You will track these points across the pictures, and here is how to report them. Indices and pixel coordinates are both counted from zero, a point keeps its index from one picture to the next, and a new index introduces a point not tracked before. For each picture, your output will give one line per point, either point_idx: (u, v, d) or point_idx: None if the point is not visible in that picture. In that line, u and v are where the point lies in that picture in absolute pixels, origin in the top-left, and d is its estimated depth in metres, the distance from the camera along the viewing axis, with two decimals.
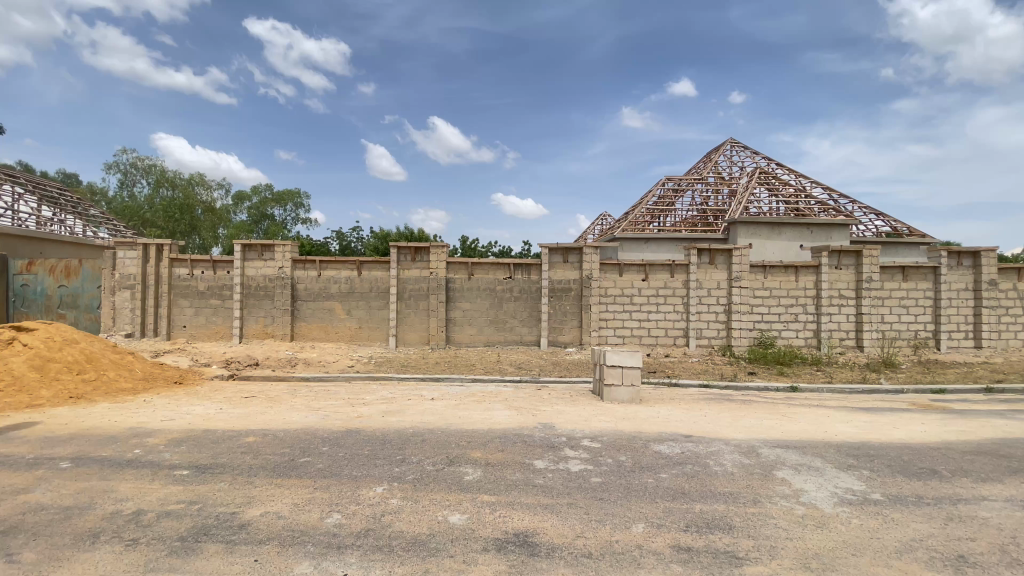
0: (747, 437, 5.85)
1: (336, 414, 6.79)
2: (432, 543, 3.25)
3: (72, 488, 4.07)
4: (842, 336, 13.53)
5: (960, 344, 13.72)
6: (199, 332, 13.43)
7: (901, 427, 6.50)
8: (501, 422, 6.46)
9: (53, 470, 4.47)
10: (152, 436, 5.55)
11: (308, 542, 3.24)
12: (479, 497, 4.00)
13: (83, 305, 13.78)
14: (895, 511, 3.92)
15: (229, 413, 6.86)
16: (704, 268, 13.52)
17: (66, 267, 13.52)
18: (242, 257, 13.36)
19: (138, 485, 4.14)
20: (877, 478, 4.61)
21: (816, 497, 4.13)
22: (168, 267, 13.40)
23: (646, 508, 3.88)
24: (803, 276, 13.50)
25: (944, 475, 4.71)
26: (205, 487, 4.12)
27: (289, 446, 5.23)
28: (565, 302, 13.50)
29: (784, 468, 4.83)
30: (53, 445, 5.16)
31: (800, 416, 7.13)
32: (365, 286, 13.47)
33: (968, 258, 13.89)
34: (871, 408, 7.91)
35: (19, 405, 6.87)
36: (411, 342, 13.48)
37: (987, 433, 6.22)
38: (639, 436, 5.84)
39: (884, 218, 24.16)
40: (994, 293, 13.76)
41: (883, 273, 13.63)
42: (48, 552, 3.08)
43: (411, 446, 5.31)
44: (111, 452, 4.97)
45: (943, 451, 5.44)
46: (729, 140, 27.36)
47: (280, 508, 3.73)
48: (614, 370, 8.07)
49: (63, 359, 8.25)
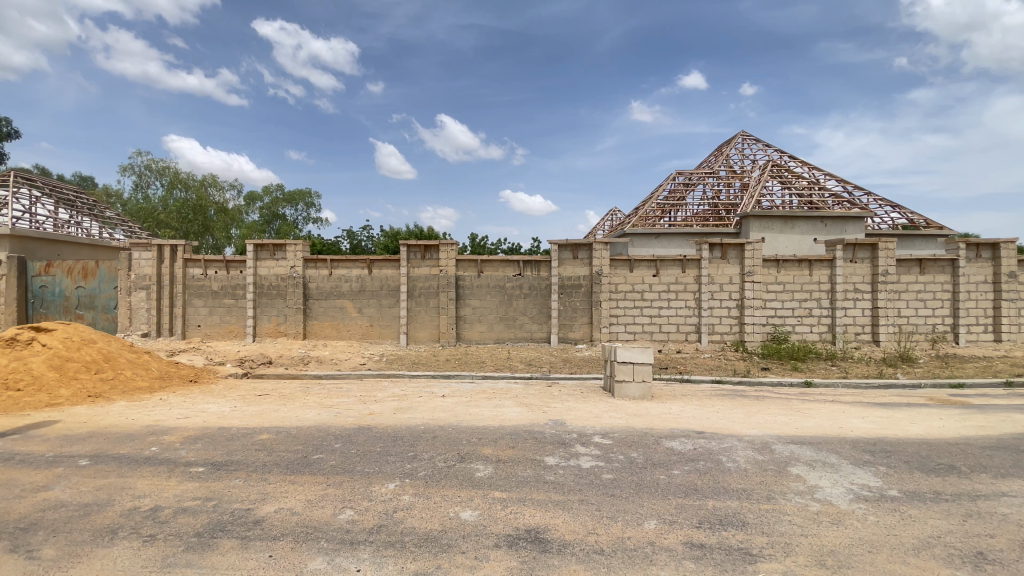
0: (761, 433, 5.79)
1: (348, 412, 6.86)
2: (444, 539, 3.27)
3: (90, 485, 4.15)
4: (857, 331, 13.31)
5: (979, 337, 13.44)
6: (213, 331, 13.61)
7: (917, 423, 6.36)
8: (510, 419, 6.44)
9: (71, 468, 4.55)
10: (168, 433, 5.64)
11: (322, 538, 3.26)
12: (491, 494, 4.01)
13: (100, 305, 13.96)
14: (912, 508, 3.84)
15: (242, 411, 6.92)
16: (715, 264, 13.37)
17: (83, 267, 13.87)
18: (254, 257, 13.48)
19: (156, 481, 4.22)
20: (894, 475, 4.52)
21: (831, 493, 4.08)
22: (182, 267, 13.57)
23: (658, 505, 3.86)
24: (817, 270, 13.30)
25: (963, 472, 4.59)
26: (219, 484, 4.17)
27: (303, 444, 5.28)
28: (576, 298, 13.47)
29: (798, 464, 4.77)
30: (72, 444, 5.26)
31: (814, 411, 7.05)
32: (376, 285, 13.55)
33: (987, 250, 13.59)
34: (888, 403, 7.75)
35: (39, 404, 7.01)
36: (422, 340, 13.53)
37: (1007, 428, 6.05)
38: (651, 433, 5.77)
39: (901, 210, 23.70)
40: (1014, 285, 13.46)
41: (899, 267, 13.38)
42: (68, 548, 3.14)
43: (421, 442, 5.33)
44: (127, 450, 5.05)
45: (962, 446, 5.33)
46: (740, 133, 27.01)
47: (294, 505, 3.76)
48: (624, 367, 8.01)
49: (81, 359, 8.39)
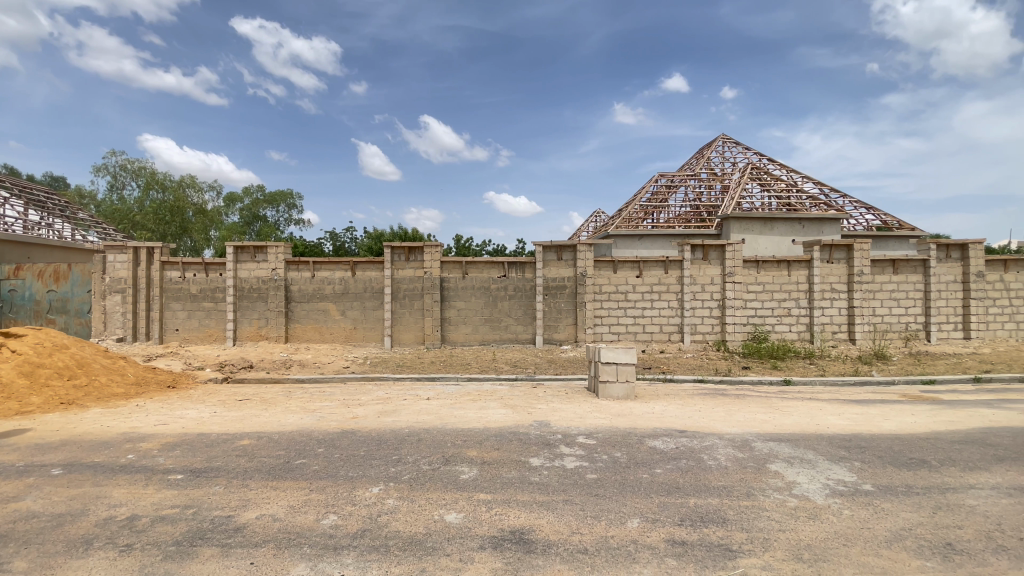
0: (741, 432, 5.89)
1: (331, 416, 6.79)
2: (428, 542, 3.26)
3: (64, 495, 4.04)
4: (835, 329, 13.64)
5: (949, 335, 13.88)
6: (192, 335, 13.33)
7: (890, 419, 6.56)
8: (495, 420, 6.46)
9: (44, 478, 4.43)
10: (145, 441, 5.52)
11: (305, 544, 3.24)
12: (476, 495, 4.02)
13: (72, 309, 13.52)
14: (885, 501, 3.96)
15: (222, 416, 6.83)
16: (697, 264, 13.57)
17: (56, 271, 13.45)
18: (234, 259, 13.26)
19: (132, 490, 4.13)
20: (869, 470, 4.65)
21: (808, 489, 4.17)
22: (160, 270, 13.26)
23: (642, 503, 3.91)
24: (795, 270, 13.59)
25: (934, 466, 4.75)
26: (199, 491, 4.10)
27: (285, 448, 5.22)
28: (560, 300, 13.54)
29: (777, 461, 4.88)
30: (44, 452, 5.12)
31: (793, 409, 7.22)
32: (360, 287, 13.43)
33: (956, 250, 14.05)
34: (863, 400, 7.98)
35: (8, 412, 6.79)
36: (407, 342, 13.47)
37: (976, 423, 6.28)
38: (634, 433, 5.85)
39: (875, 211, 24.32)
40: (983, 285, 13.92)
41: (873, 267, 13.76)
42: (41, 560, 3.06)
43: (406, 445, 5.32)
44: (103, 459, 4.92)
45: (932, 441, 5.52)
46: (721, 136, 27.38)
47: (276, 510, 3.73)
48: (609, 367, 8.08)
49: (53, 365, 8.15)
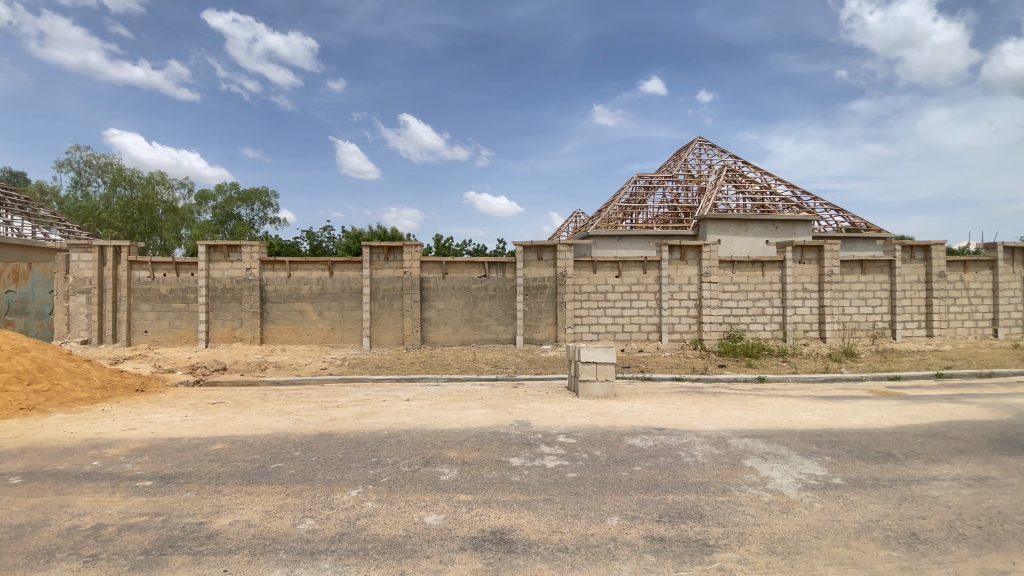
0: (717, 428, 6.01)
1: (308, 418, 6.67)
2: (408, 545, 3.23)
3: (23, 505, 3.86)
4: (806, 328, 14.02)
5: (913, 333, 14.41)
6: (162, 337, 12.92)
7: (859, 414, 6.78)
8: (476, 421, 6.45)
9: (2, 487, 4.23)
10: (112, 446, 5.32)
11: (281, 549, 3.17)
12: (456, 496, 4.00)
13: (33, 310, 12.99)
14: (854, 494, 4.09)
15: (194, 420, 6.64)
16: (675, 264, 13.78)
17: (14, 271, 12.89)
18: (207, 258, 12.90)
19: (98, 498, 3.97)
20: (839, 464, 4.80)
21: (781, 484, 4.28)
22: (127, 270, 12.81)
23: (621, 501, 3.95)
24: (769, 270, 13.92)
25: (900, 459, 4.93)
26: (170, 497, 3.98)
27: (260, 452, 5.10)
28: (540, 300, 13.58)
29: (752, 456, 4.99)
30: (2, 461, 4.89)
31: (767, 405, 7.39)
32: (337, 287, 13.22)
33: (919, 251, 14.61)
34: (833, 396, 8.23)
35: None
36: (386, 342, 13.33)
37: (938, 417, 6.54)
38: (614, 431, 5.90)
39: (844, 213, 25.10)
40: (944, 284, 14.49)
41: (842, 267, 14.20)
42: None
43: (385, 447, 5.26)
44: (66, 466, 4.73)
45: (897, 434, 5.73)
46: (697, 139, 27.86)
47: (250, 516, 3.64)
48: (588, 367, 8.15)
49: (11, 369, 7.79)
